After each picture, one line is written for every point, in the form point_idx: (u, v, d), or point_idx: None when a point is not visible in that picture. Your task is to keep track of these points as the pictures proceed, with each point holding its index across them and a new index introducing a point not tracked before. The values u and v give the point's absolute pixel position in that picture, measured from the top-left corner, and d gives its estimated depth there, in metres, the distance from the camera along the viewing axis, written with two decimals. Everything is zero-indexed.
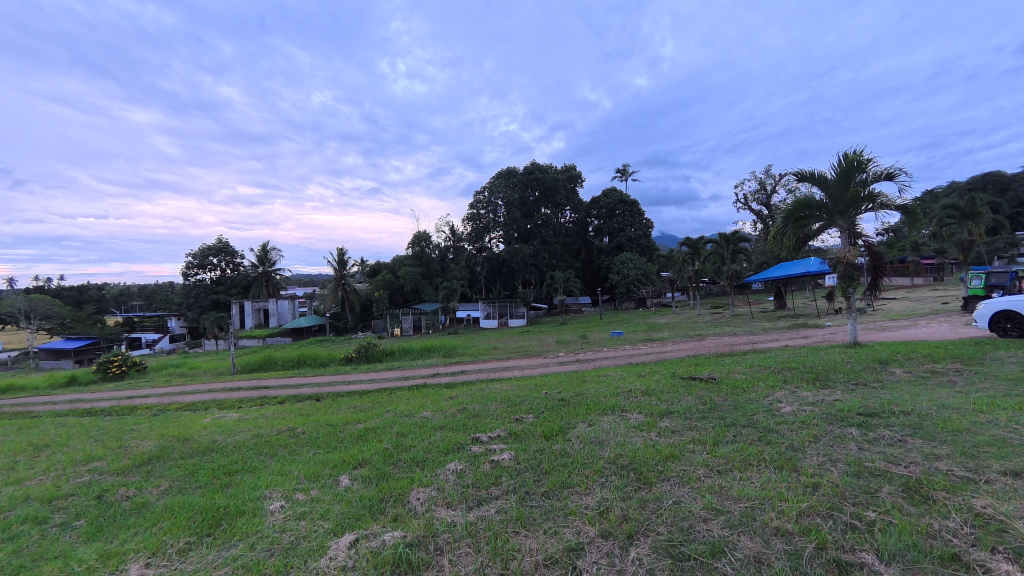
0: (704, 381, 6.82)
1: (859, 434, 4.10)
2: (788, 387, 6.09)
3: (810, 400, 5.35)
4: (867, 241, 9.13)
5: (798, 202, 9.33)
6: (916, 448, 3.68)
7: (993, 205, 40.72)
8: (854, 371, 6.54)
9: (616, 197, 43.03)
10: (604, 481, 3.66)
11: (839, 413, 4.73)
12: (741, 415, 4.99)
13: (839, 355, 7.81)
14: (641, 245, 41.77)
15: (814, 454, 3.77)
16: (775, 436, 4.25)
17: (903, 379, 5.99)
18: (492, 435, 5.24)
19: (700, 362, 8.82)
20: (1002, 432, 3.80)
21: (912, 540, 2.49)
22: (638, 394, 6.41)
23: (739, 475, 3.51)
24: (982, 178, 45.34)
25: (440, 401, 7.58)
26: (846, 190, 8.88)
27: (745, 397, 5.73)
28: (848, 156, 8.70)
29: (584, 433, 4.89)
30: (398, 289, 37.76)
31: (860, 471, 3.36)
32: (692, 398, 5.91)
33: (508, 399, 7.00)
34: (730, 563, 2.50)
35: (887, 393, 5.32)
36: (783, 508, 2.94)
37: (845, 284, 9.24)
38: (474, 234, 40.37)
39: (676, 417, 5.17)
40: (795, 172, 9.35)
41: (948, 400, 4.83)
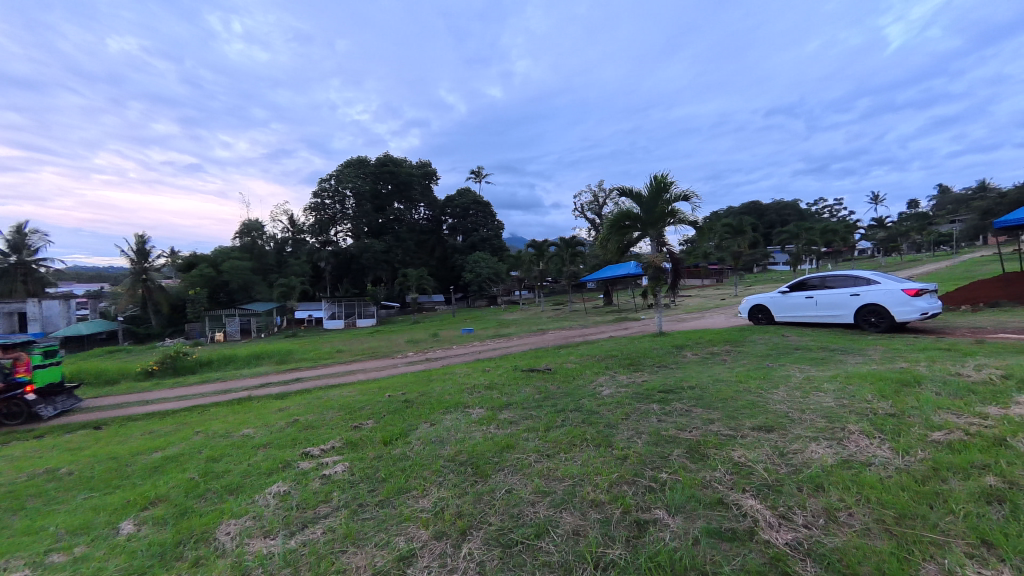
0: (542, 371, 7.35)
1: (659, 409, 4.86)
2: (610, 372, 6.94)
3: (624, 383, 6.19)
4: (670, 249, 10.98)
5: (620, 213, 10.72)
6: (698, 415, 4.52)
7: (753, 226, 53.46)
8: (659, 355, 7.81)
9: (470, 197, 44.32)
10: (441, 481, 3.60)
11: (646, 391, 5.57)
12: (570, 401, 5.48)
13: (649, 342, 9.24)
14: (493, 245, 43.59)
15: (625, 429, 4.32)
16: (596, 417, 4.78)
17: (692, 360, 7.34)
18: (325, 448, 4.72)
19: (539, 354, 9.50)
20: (753, 397, 4.92)
21: (691, 493, 2.99)
22: (482, 389, 6.56)
23: (564, 456, 3.81)
24: (746, 206, 59.12)
25: (266, 416, 6.58)
26: (656, 205, 10.53)
27: (575, 383, 6.34)
28: (657, 177, 10.35)
29: (426, 433, 4.78)
30: (220, 287, 32.20)
31: (659, 440, 3.96)
32: (531, 388, 6.30)
33: (347, 405, 6.49)
34: (552, 541, 2.67)
35: (682, 372, 6.49)
36: (599, 482, 3.28)
37: (655, 284, 11.02)
38: (319, 226, 36.94)
39: (514, 408, 5.43)
40: (618, 187, 10.70)
41: (721, 375, 6.10)
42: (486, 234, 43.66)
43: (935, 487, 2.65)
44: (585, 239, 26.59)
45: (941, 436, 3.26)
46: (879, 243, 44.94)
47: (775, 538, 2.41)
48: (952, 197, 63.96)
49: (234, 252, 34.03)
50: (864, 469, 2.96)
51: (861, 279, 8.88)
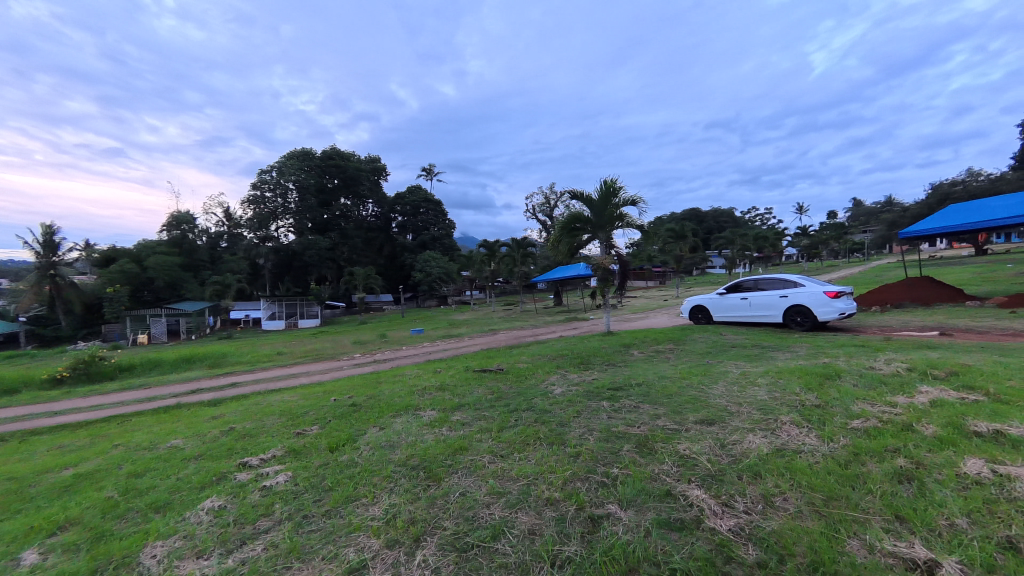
0: (494, 371, 7.34)
1: (609, 405, 5.01)
2: (561, 371, 7.06)
3: (575, 381, 6.32)
4: (618, 251, 11.35)
5: (571, 216, 10.96)
6: (646, 411, 4.70)
7: (693, 232, 56.62)
8: (608, 354, 8.06)
9: (421, 195, 43.51)
10: (393, 487, 3.48)
11: (596, 389, 5.72)
12: (522, 400, 5.51)
13: (598, 342, 9.51)
14: (444, 244, 43.05)
15: (577, 427, 4.41)
16: (548, 416, 4.83)
17: (639, 358, 7.65)
18: (265, 457, 4.41)
19: (491, 354, 9.47)
20: (694, 392, 5.19)
21: (641, 486, 3.09)
22: (433, 390, 6.43)
23: (518, 456, 3.81)
24: (687, 212, 62.53)
25: (197, 424, 6.05)
26: (605, 209, 10.85)
27: (527, 383, 6.37)
28: (607, 182, 10.66)
29: (376, 438, 4.61)
30: (145, 284, 29.35)
31: (609, 436, 4.08)
32: (483, 389, 6.27)
33: (290, 411, 6.12)
34: (509, 542, 2.65)
35: (629, 370, 6.72)
36: (552, 479, 3.31)
37: (603, 286, 11.34)
38: (258, 221, 34.72)
39: (467, 409, 5.37)
40: (569, 190, 10.91)
41: (666, 371, 6.39)
42: (437, 233, 43.04)
43: (854, 469, 2.92)
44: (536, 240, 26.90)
45: (859, 424, 3.60)
46: (803, 248, 49.56)
47: (719, 525, 2.55)
48: (863, 210, 71.22)
49: (160, 246, 31.15)
50: (795, 456, 3.21)
51: (789, 282, 9.66)
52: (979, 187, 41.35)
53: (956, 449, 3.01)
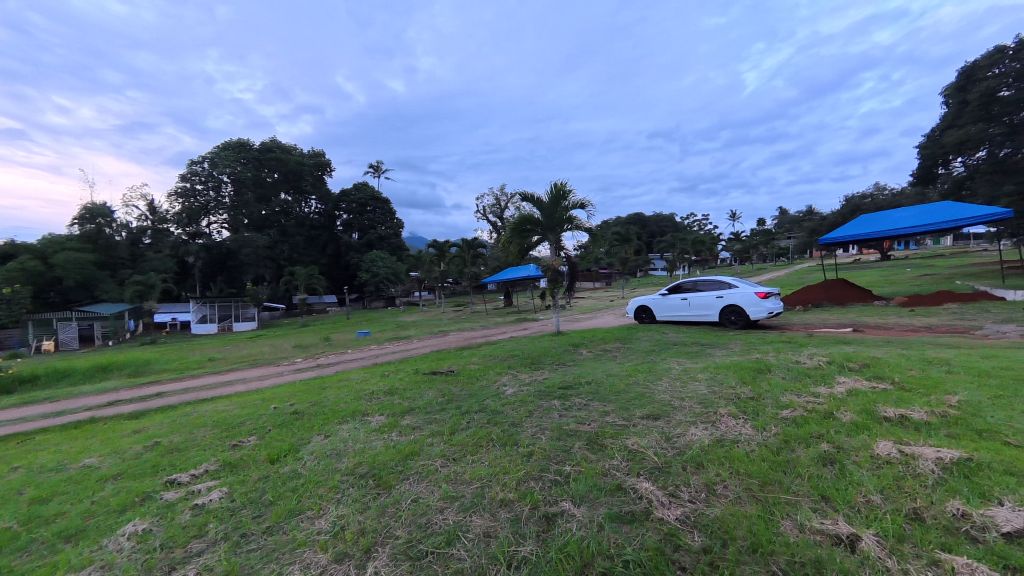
0: (445, 374, 7.24)
1: (560, 404, 5.10)
2: (512, 371, 7.10)
3: (526, 381, 6.38)
4: (567, 253, 11.59)
5: (522, 217, 11.07)
6: (595, 408, 4.84)
7: (637, 236, 59.11)
8: (558, 353, 8.22)
9: (367, 192, 42.10)
10: (340, 497, 3.32)
11: (547, 388, 5.81)
12: (474, 402, 5.48)
13: (548, 341, 9.66)
14: (392, 244, 41.94)
15: (529, 427, 4.44)
16: (500, 416, 4.83)
17: (588, 357, 7.86)
18: (196, 473, 4.06)
19: (441, 356, 9.34)
20: (640, 388, 5.42)
21: (593, 482, 3.17)
22: (381, 395, 6.23)
23: (471, 459, 3.78)
24: (632, 216, 65.20)
25: (115, 440, 5.46)
26: (556, 211, 11.05)
27: (478, 384, 6.34)
28: (557, 185, 10.87)
29: (321, 447, 4.39)
30: (51, 284, 26.09)
31: (561, 434, 4.14)
32: (434, 391, 6.16)
33: (224, 421, 5.67)
34: (463, 546, 2.62)
35: (579, 369, 6.89)
36: (506, 480, 3.31)
37: (553, 287, 11.53)
38: (187, 216, 32.03)
39: (418, 413, 5.25)
40: (520, 192, 11.01)
41: (614, 369, 6.62)
42: (384, 232, 41.82)
43: (785, 456, 3.17)
44: (486, 241, 26.89)
45: (787, 413, 3.92)
46: (736, 251, 53.39)
47: (667, 515, 2.66)
48: (787, 219, 77.81)
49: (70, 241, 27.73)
50: (732, 446, 3.44)
51: (724, 284, 10.34)
52: (884, 200, 46.37)
53: (868, 434, 3.36)
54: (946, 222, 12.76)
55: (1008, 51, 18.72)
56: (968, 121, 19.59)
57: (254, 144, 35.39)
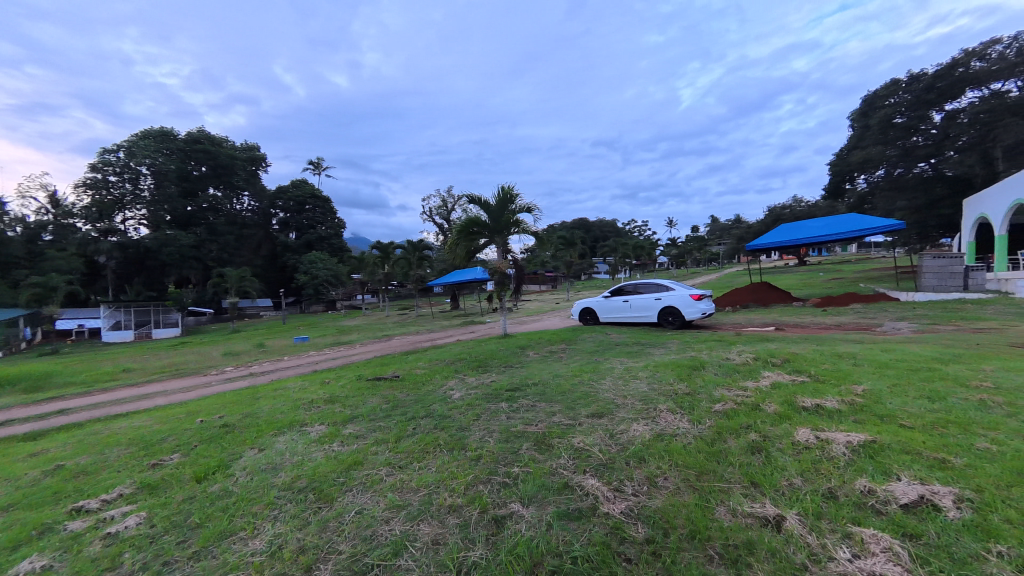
0: (389, 379, 7.01)
1: (507, 407, 5.11)
2: (459, 375, 7.02)
3: (474, 385, 6.32)
4: (513, 256, 11.68)
5: (468, 220, 11.02)
6: (542, 409, 4.89)
7: (582, 240, 60.91)
8: (505, 356, 8.24)
9: (306, 190, 40.04)
10: (277, 514, 3.11)
11: (495, 391, 5.80)
12: (420, 408, 5.35)
13: (495, 344, 9.68)
14: (332, 245, 40.14)
15: (477, 430, 4.41)
16: (448, 421, 4.76)
17: (534, 359, 7.97)
18: (108, 498, 3.62)
19: (385, 361, 9.05)
20: (585, 388, 5.57)
21: (541, 482, 3.21)
22: (321, 404, 5.92)
23: (418, 466, 3.69)
24: (577, 221, 67.08)
25: (6, 466, 4.75)
26: (502, 214, 11.11)
27: (424, 390, 6.19)
28: (504, 189, 10.91)
29: (255, 461, 4.08)
30: None
31: (509, 437, 4.15)
32: (378, 398, 5.96)
33: (142, 438, 5.12)
34: (412, 556, 2.55)
35: (525, 370, 6.96)
36: (455, 486, 3.26)
37: (500, 289, 11.56)
38: (98, 210, 28.66)
39: (361, 421, 5.04)
40: (467, 194, 10.95)
41: (560, 370, 6.75)
42: (324, 233, 39.95)
43: (718, 446, 3.39)
44: (433, 243, 26.47)
45: (720, 407, 4.19)
46: (673, 257, 56.54)
47: (612, 509, 2.75)
48: (717, 226, 83.57)
49: None
50: (671, 439, 3.62)
51: (662, 286, 10.90)
52: (801, 211, 51.15)
53: (790, 422, 3.67)
54: (851, 232, 14.31)
55: (902, 83, 21.38)
56: (871, 143, 22.12)
57: (179, 134, 32.48)
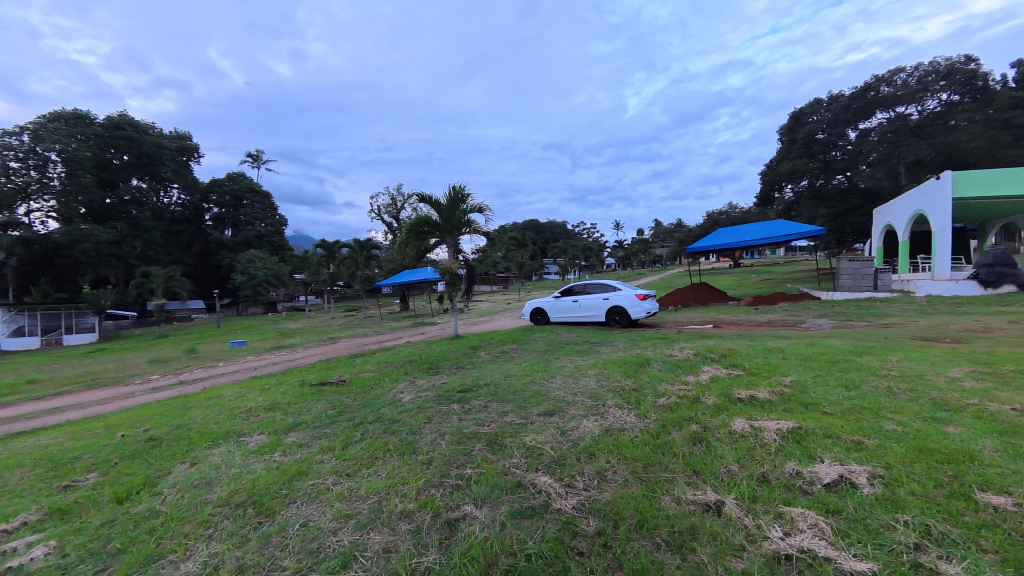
0: (335, 384, 6.72)
1: (459, 408, 5.06)
2: (409, 378, 6.86)
3: (424, 387, 6.21)
4: (464, 256, 11.59)
5: (418, 219, 10.81)
6: (494, 409, 4.89)
7: (533, 241, 61.69)
8: (456, 357, 8.16)
9: (244, 184, 37.58)
10: (212, 532, 2.88)
11: (446, 393, 5.73)
12: (369, 412, 5.18)
13: (446, 346, 9.56)
14: (272, 242, 37.94)
15: (428, 433, 4.34)
16: (398, 425, 4.64)
17: (486, 359, 7.96)
18: (8, 528, 3.18)
19: (331, 365, 8.67)
20: (537, 387, 5.63)
21: (493, 482, 3.20)
22: (261, 411, 5.57)
23: (367, 472, 3.56)
24: (528, 222, 67.87)
25: None
26: (454, 214, 11.00)
27: (373, 394, 6.00)
28: (456, 188, 10.79)
29: (186, 477, 3.76)
30: None
31: (460, 438, 4.11)
32: (322, 404, 5.70)
33: (51, 458, 4.55)
34: (362, 566, 2.45)
35: (477, 371, 6.93)
36: (405, 491, 3.18)
37: (451, 290, 11.43)
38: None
39: (304, 429, 4.79)
40: (417, 192, 10.73)
41: (511, 370, 6.79)
42: (263, 229, 37.67)
43: (663, 438, 3.55)
44: (381, 243, 25.71)
45: (664, 401, 4.41)
46: (619, 258, 58.69)
47: (564, 505, 2.80)
48: (660, 230, 87.77)
49: None
50: (619, 433, 3.75)
51: (609, 287, 11.26)
52: (735, 216, 54.82)
53: (727, 413, 3.92)
54: (778, 236, 15.53)
55: (822, 101, 23.55)
56: (795, 156, 24.18)
57: (96, 117, 29.19)
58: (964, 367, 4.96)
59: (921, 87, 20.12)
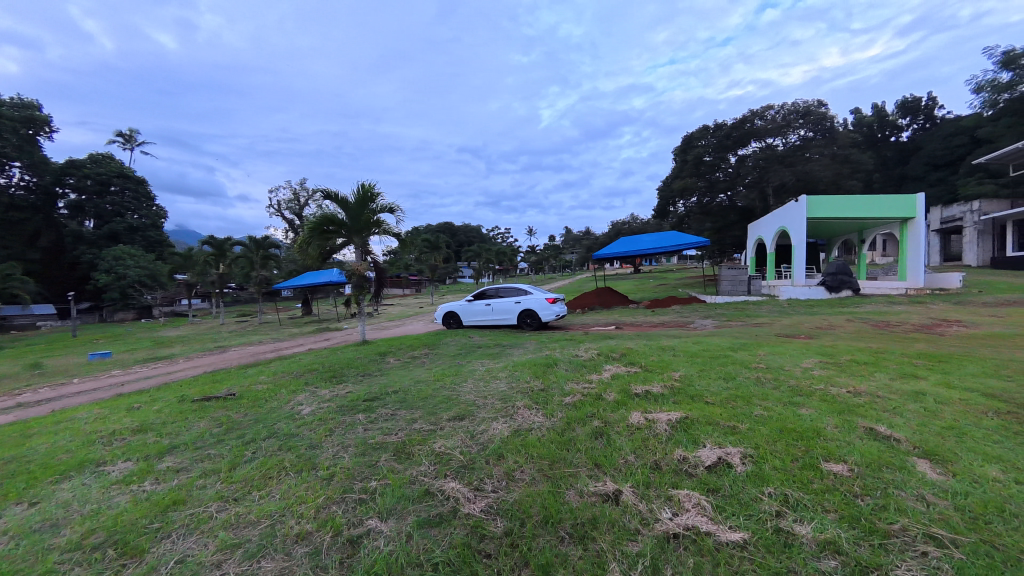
0: (222, 399, 5.98)
1: (364, 418, 4.80)
2: (309, 388, 6.34)
3: (327, 397, 5.79)
4: (374, 258, 11.08)
5: (323, 217, 10.13)
6: (402, 418, 4.71)
7: (448, 245, 61.22)
8: (363, 364, 7.75)
9: (113, 167, 32.34)
10: None
11: (350, 402, 5.40)
12: (262, 428, 4.69)
13: (353, 352, 9.03)
14: (148, 237, 33.12)
15: (330, 447, 4.04)
16: (295, 440, 4.26)
17: (395, 365, 7.66)
18: None
19: (217, 377, 7.72)
20: (448, 392, 5.55)
21: (400, 493, 3.07)
22: (125, 436, 4.75)
23: (258, 495, 3.21)
24: (442, 225, 67.17)
25: None
26: (361, 213, 10.45)
27: (267, 408, 5.45)
28: (364, 186, 10.28)
29: (18, 522, 3.06)
30: None
31: (365, 450, 3.89)
32: (206, 422, 5.04)
33: None
34: None
35: (385, 379, 6.63)
36: (302, 511, 2.93)
37: (358, 293, 10.84)
38: None
39: (182, 451, 4.19)
40: (322, 188, 10.05)
41: (421, 376, 6.61)
42: (136, 222, 32.72)
43: (568, 435, 3.69)
44: (281, 242, 23.64)
45: (570, 399, 4.59)
46: (532, 264, 60.54)
47: (473, 509, 2.78)
48: (570, 237, 92.29)
49: None
50: (527, 433, 3.83)
51: (520, 290, 11.51)
52: (636, 227, 59.58)
53: (625, 408, 4.20)
54: (672, 246, 17.12)
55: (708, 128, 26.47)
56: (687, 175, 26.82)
57: None
58: (814, 358, 5.89)
59: (785, 124, 23.68)
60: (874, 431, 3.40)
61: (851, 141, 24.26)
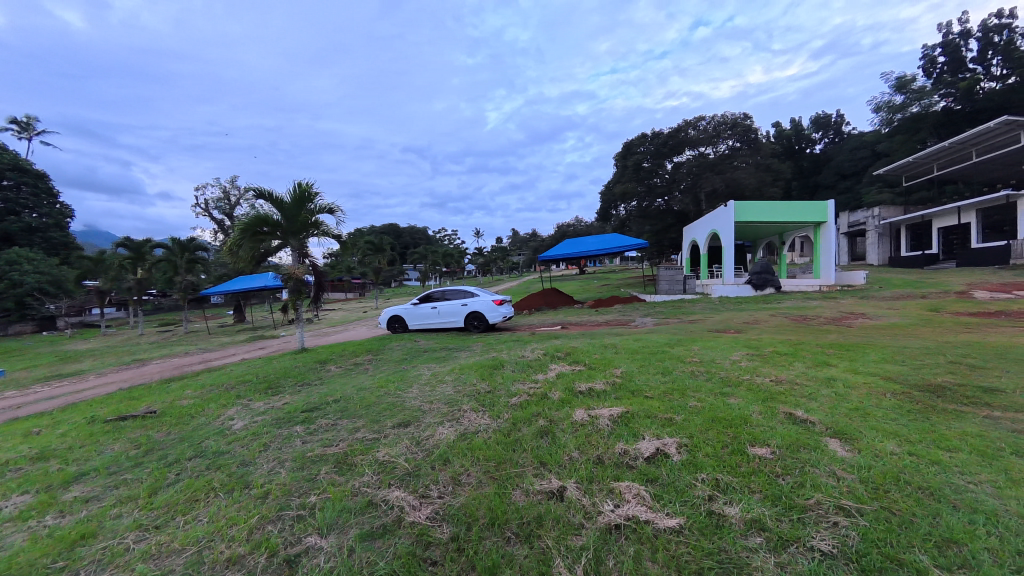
0: (140, 418, 5.44)
1: (302, 430, 4.56)
2: (242, 401, 5.92)
3: (261, 410, 5.43)
4: (312, 261, 10.57)
5: (255, 217, 9.52)
6: (344, 427, 4.52)
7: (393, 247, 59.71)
8: (301, 373, 7.36)
9: (5, 160, 28.60)
10: None
11: (287, 414, 5.11)
12: (187, 447, 4.32)
13: (290, 361, 8.55)
14: (49, 239, 29.57)
15: (264, 463, 3.80)
16: (225, 458, 3.96)
17: (337, 373, 7.34)
18: None
19: (134, 394, 7.02)
20: (393, 398, 5.40)
21: (341, 506, 2.95)
22: (20, 466, 4.17)
23: (182, 520, 2.95)
24: (387, 227, 65.38)
25: None
26: (298, 214, 9.94)
27: (194, 424, 5.03)
28: (300, 186, 9.76)
29: None
30: None
31: (304, 463, 3.70)
32: (121, 444, 4.56)
33: None
34: None
35: (326, 387, 6.33)
36: (233, 533, 2.73)
37: (296, 298, 10.28)
38: None
39: (92, 478, 3.77)
40: (254, 187, 9.45)
41: (364, 383, 6.38)
42: (35, 221, 29.13)
43: (514, 435, 3.73)
44: (208, 244, 21.95)
45: (516, 400, 4.64)
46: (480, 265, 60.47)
47: (418, 516, 2.72)
48: (517, 238, 93.19)
49: None
50: (473, 436, 3.82)
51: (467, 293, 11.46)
52: (580, 229, 61.30)
53: (569, 406, 4.30)
54: (614, 247, 17.76)
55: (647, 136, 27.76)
56: (628, 180, 27.93)
57: None
58: (741, 351, 6.35)
59: (715, 134, 25.38)
60: (792, 416, 3.72)
61: (772, 152, 26.43)
